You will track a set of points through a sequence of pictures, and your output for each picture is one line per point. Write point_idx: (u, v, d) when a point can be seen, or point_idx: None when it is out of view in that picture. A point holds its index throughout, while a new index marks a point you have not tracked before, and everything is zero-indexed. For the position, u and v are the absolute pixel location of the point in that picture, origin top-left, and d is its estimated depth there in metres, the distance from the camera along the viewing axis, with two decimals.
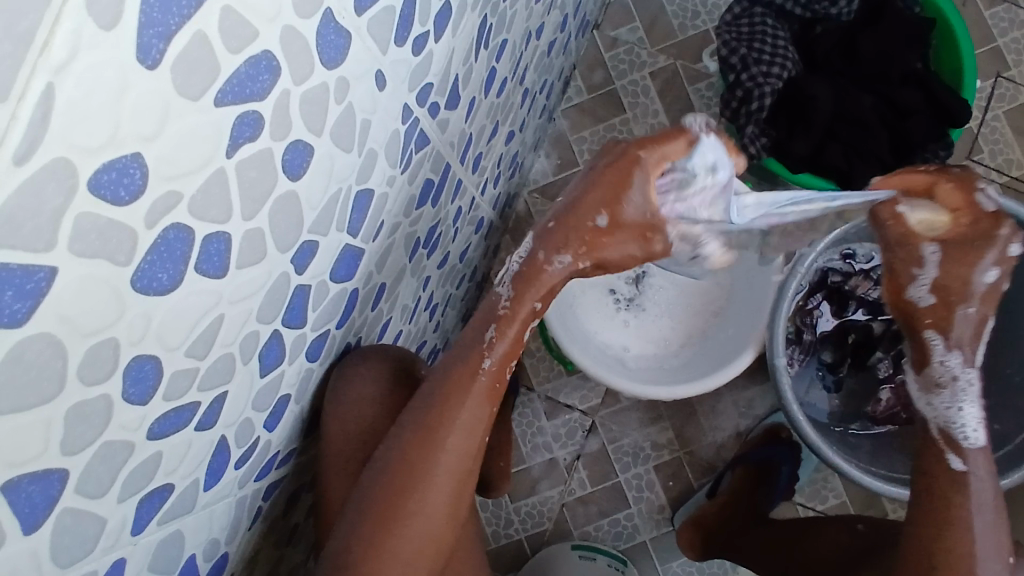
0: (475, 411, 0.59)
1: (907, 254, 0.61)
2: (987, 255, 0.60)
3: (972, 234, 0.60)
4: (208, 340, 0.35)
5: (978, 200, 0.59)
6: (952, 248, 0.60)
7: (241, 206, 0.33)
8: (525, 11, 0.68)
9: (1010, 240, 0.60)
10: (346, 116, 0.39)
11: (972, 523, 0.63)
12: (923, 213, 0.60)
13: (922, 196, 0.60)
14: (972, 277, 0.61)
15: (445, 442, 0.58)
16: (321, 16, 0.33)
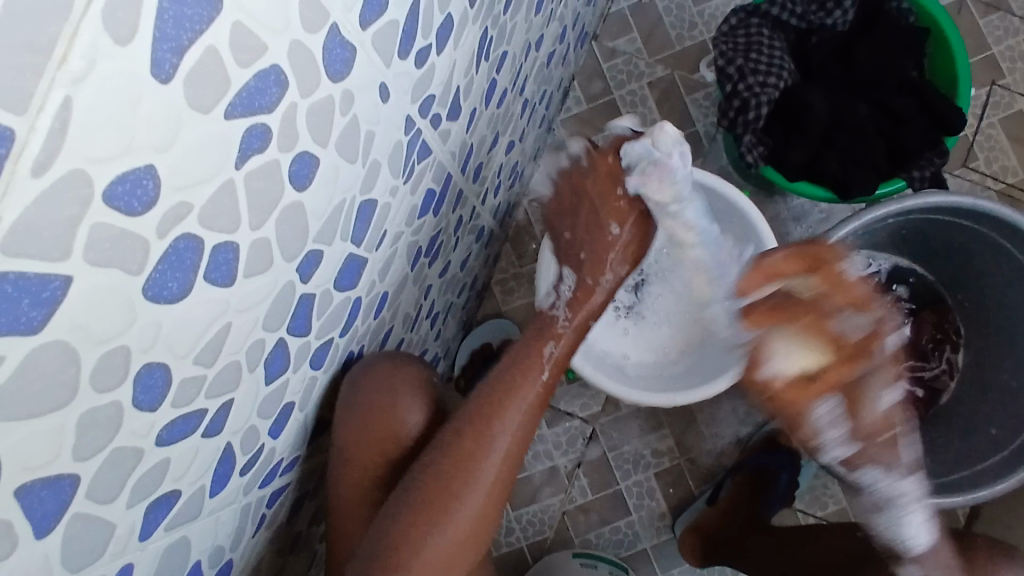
0: (521, 421, 0.66)
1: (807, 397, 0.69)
2: (841, 393, 0.70)
3: (843, 373, 0.69)
4: (215, 348, 0.36)
5: (838, 330, 0.69)
6: (839, 396, 0.70)
7: (248, 216, 0.33)
8: (525, 24, 0.69)
9: (880, 360, 0.71)
10: (351, 127, 0.40)
11: None
12: (796, 358, 0.70)
13: (791, 343, 0.70)
14: (861, 409, 0.70)
15: (495, 442, 0.64)
16: (327, 30, 0.34)
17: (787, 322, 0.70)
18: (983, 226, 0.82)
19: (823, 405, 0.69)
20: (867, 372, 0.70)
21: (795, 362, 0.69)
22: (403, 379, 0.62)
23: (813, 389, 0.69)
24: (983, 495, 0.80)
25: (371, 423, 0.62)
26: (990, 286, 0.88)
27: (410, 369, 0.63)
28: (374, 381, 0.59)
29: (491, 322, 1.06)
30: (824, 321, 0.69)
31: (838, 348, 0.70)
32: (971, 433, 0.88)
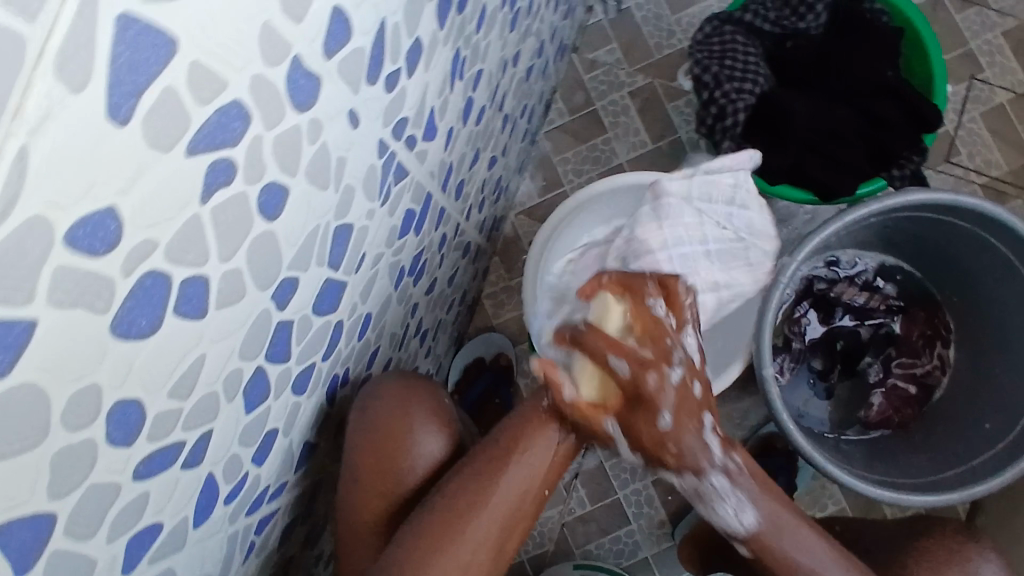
0: (541, 456, 0.61)
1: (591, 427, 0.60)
2: (649, 412, 0.58)
3: (626, 396, 0.58)
4: (190, 380, 0.36)
5: (610, 359, 0.57)
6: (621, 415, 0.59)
7: (217, 248, 0.34)
8: (500, 41, 0.70)
9: (663, 373, 0.57)
10: (321, 155, 0.40)
11: None
12: (578, 386, 0.59)
13: (561, 371, 0.59)
14: (650, 429, 0.58)
15: (505, 476, 0.60)
16: (291, 62, 0.34)
17: (575, 346, 0.59)
18: (965, 220, 0.82)
19: (611, 431, 0.60)
20: (653, 393, 0.57)
21: (585, 388, 0.59)
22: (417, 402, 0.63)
23: (608, 412, 0.59)
24: (979, 490, 0.78)
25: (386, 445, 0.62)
26: (976, 279, 0.88)
27: (428, 395, 0.65)
28: (384, 401, 0.62)
29: (483, 336, 1.06)
30: (603, 355, 0.57)
31: (612, 386, 0.58)
32: (965, 427, 0.87)
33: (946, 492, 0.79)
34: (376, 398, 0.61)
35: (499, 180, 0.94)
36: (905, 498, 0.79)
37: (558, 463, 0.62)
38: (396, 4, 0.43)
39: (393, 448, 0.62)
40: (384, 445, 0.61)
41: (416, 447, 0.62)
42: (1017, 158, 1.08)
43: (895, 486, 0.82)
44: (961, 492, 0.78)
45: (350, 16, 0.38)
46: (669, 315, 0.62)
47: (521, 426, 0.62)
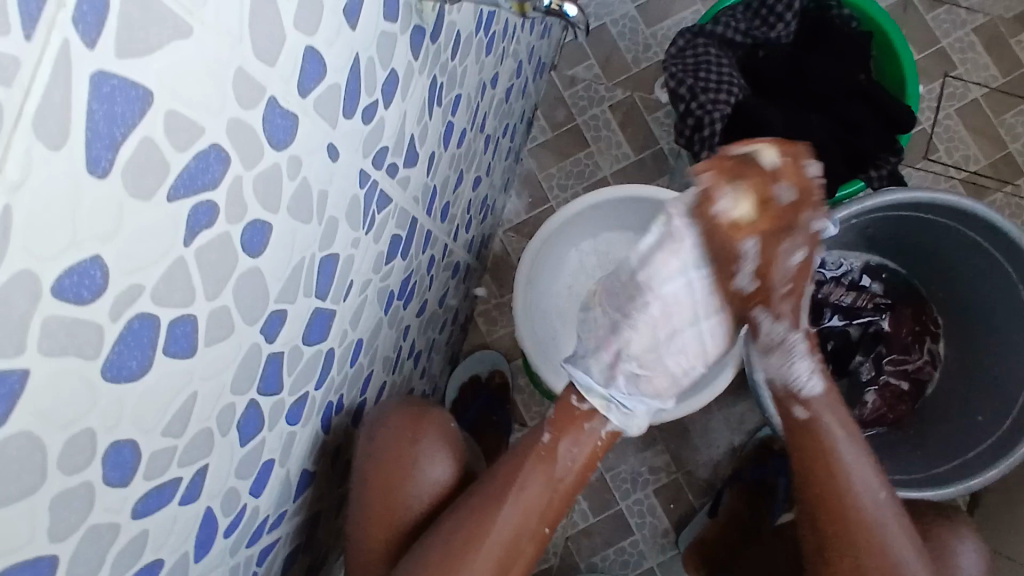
0: (540, 491, 0.66)
1: (725, 248, 0.58)
2: (793, 241, 0.61)
3: (785, 216, 0.58)
4: (184, 418, 0.37)
5: (777, 194, 0.58)
6: (767, 237, 0.59)
7: (203, 288, 0.35)
8: (477, 65, 0.71)
9: (812, 223, 0.61)
10: (302, 190, 0.41)
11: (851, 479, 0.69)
12: (732, 204, 0.57)
13: (728, 186, 0.57)
14: (780, 262, 0.62)
15: (504, 512, 0.64)
16: (266, 103, 0.35)
17: (735, 172, 0.57)
18: (945, 216, 0.84)
19: (744, 252, 0.59)
20: (785, 219, 0.59)
21: (739, 209, 0.57)
22: (424, 430, 0.66)
23: (747, 233, 0.57)
24: (973, 484, 0.79)
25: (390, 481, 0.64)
26: (958, 273, 0.90)
27: (432, 429, 0.67)
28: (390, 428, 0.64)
29: (478, 354, 1.07)
30: (761, 183, 0.57)
31: (771, 211, 0.58)
32: (958, 420, 0.88)
33: (941, 487, 0.80)
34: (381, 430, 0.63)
35: (485, 199, 0.95)
36: (900, 494, 0.80)
37: (557, 497, 0.67)
38: (370, 39, 0.44)
39: (398, 477, 0.64)
40: (388, 479, 0.64)
41: (422, 475, 0.65)
42: (995, 152, 1.10)
43: (890, 484, 0.83)
44: (954, 487, 0.80)
45: (323, 54, 0.39)
46: (794, 188, 0.58)
47: (523, 460, 0.67)
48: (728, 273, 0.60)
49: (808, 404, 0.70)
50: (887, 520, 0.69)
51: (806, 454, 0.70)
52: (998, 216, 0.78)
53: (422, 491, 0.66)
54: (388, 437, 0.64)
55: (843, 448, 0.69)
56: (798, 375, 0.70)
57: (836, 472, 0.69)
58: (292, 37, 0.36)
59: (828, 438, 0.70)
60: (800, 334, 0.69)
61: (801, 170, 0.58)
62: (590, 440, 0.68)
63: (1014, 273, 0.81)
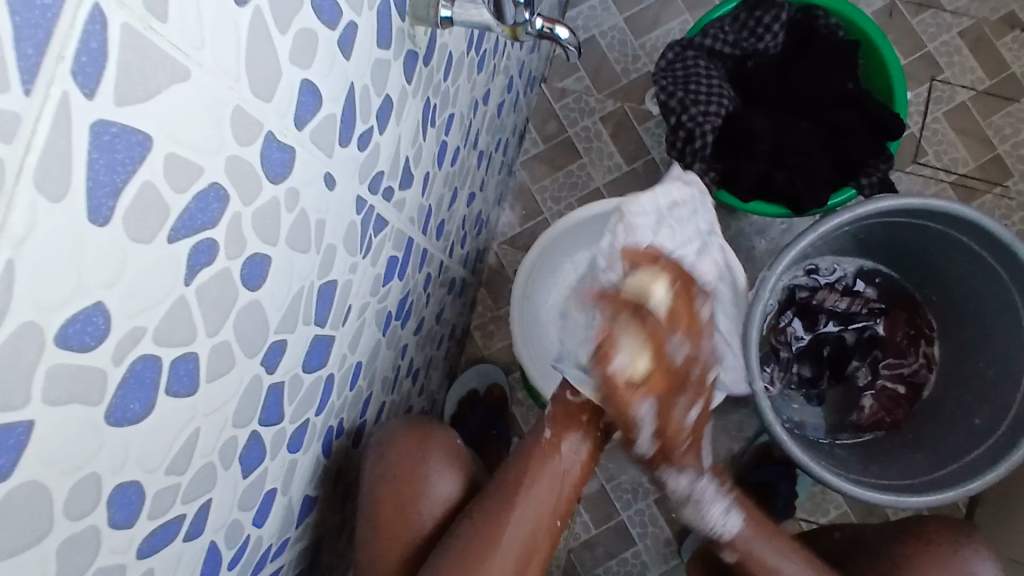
0: (548, 494, 0.66)
1: (623, 410, 0.66)
2: (683, 405, 0.68)
3: (677, 384, 0.66)
4: (187, 454, 0.37)
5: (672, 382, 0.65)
6: (660, 402, 0.66)
7: (204, 324, 0.35)
8: (469, 83, 0.71)
9: (694, 401, 0.68)
10: (300, 221, 0.41)
11: None
12: (627, 360, 0.64)
13: (618, 346, 0.64)
14: (675, 421, 0.68)
15: (517, 512, 0.65)
16: (264, 138, 0.35)
17: (636, 317, 0.64)
18: (937, 222, 0.84)
19: (642, 412, 0.66)
20: (682, 388, 0.67)
21: (635, 365, 0.64)
22: (430, 443, 0.66)
23: (640, 393, 0.65)
24: (974, 487, 0.79)
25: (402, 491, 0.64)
26: (950, 277, 0.91)
27: (438, 435, 0.67)
28: (395, 444, 0.64)
29: (476, 367, 1.07)
30: (660, 341, 0.64)
31: (666, 372, 0.65)
32: (956, 423, 0.89)
33: (943, 491, 0.80)
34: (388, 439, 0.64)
35: (479, 214, 0.96)
36: (905, 500, 0.79)
37: (565, 498, 0.68)
38: (364, 68, 0.44)
39: (406, 493, 0.64)
40: (400, 491, 0.64)
41: (431, 490, 0.65)
42: (983, 155, 1.11)
43: (892, 489, 0.83)
44: (958, 491, 0.79)
45: (318, 85, 0.39)
46: (688, 345, 0.65)
47: (528, 462, 0.67)
48: (631, 430, 0.68)
49: (734, 544, 0.73)
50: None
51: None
52: (987, 219, 0.79)
53: (431, 505, 0.65)
54: (394, 454, 0.63)
55: (781, 574, 0.72)
56: (715, 510, 0.73)
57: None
58: (287, 72, 0.36)
59: (765, 568, 0.73)
60: (706, 482, 0.73)
61: (692, 327, 0.65)
62: (590, 438, 0.69)
63: (1007, 277, 0.82)
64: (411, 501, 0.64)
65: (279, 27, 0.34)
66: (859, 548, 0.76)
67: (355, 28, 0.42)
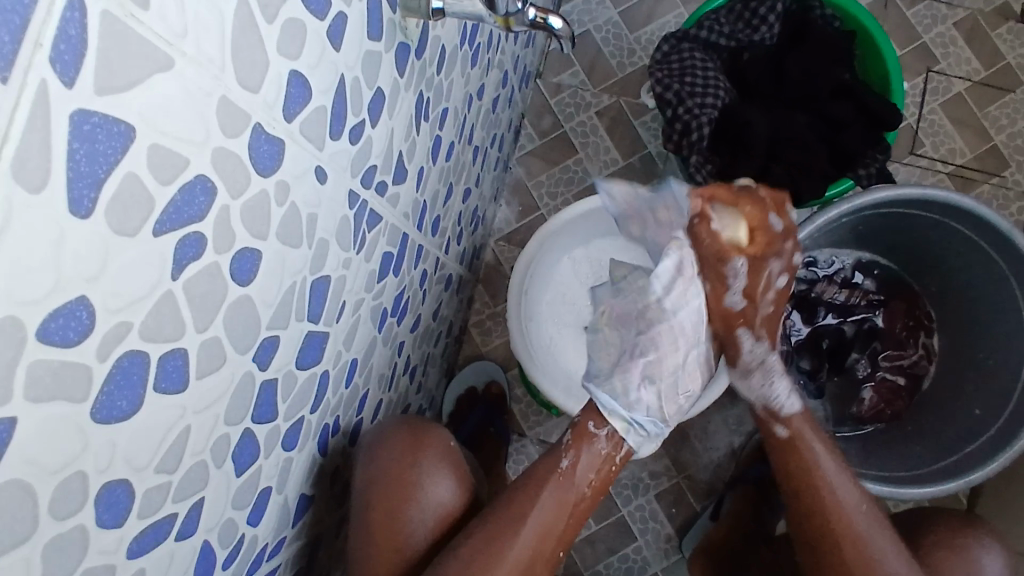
0: (552, 511, 0.65)
1: (717, 270, 0.65)
2: (776, 267, 0.67)
3: (771, 242, 0.66)
4: (177, 452, 0.36)
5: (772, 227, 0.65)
6: (755, 258, 0.65)
7: (192, 320, 0.34)
8: (463, 78, 0.71)
9: (792, 255, 0.68)
10: (291, 215, 0.41)
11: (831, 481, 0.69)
12: (729, 221, 0.64)
13: (723, 206, 0.64)
14: (767, 286, 0.67)
15: (517, 535, 0.63)
16: (251, 130, 0.35)
17: (730, 196, 0.65)
18: (934, 212, 0.84)
19: (735, 271, 0.65)
20: (777, 249, 0.66)
21: (734, 228, 0.64)
22: (429, 453, 0.65)
23: (739, 252, 0.64)
24: (974, 479, 0.79)
25: (394, 503, 0.63)
26: (948, 268, 0.90)
27: (441, 452, 0.66)
28: (392, 451, 0.63)
29: (474, 365, 1.06)
30: (756, 211, 0.65)
31: (761, 233, 0.65)
32: (956, 415, 0.88)
33: (943, 481, 0.80)
34: (383, 449, 0.63)
35: (475, 210, 0.95)
36: (903, 491, 0.79)
37: (571, 518, 0.66)
38: (354, 59, 0.44)
39: (403, 501, 0.63)
40: (394, 501, 0.63)
41: (429, 499, 0.64)
42: (980, 145, 1.10)
43: (893, 481, 0.83)
44: (957, 481, 0.79)
45: (307, 77, 0.39)
46: (780, 218, 0.66)
47: (535, 486, 0.65)
48: (716, 293, 0.66)
49: (790, 421, 0.71)
50: (866, 525, 0.67)
51: (786, 462, 0.70)
52: (984, 208, 0.79)
53: (428, 514, 0.64)
54: (391, 461, 0.63)
55: (825, 460, 0.69)
56: (773, 394, 0.72)
57: (817, 481, 0.69)
58: (275, 62, 0.35)
59: (808, 453, 0.70)
60: (776, 358, 0.71)
61: (783, 207, 0.67)
62: (604, 460, 0.66)
63: (1005, 267, 0.82)
64: (408, 510, 0.63)
65: (266, 17, 0.34)
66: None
67: (344, 19, 0.41)
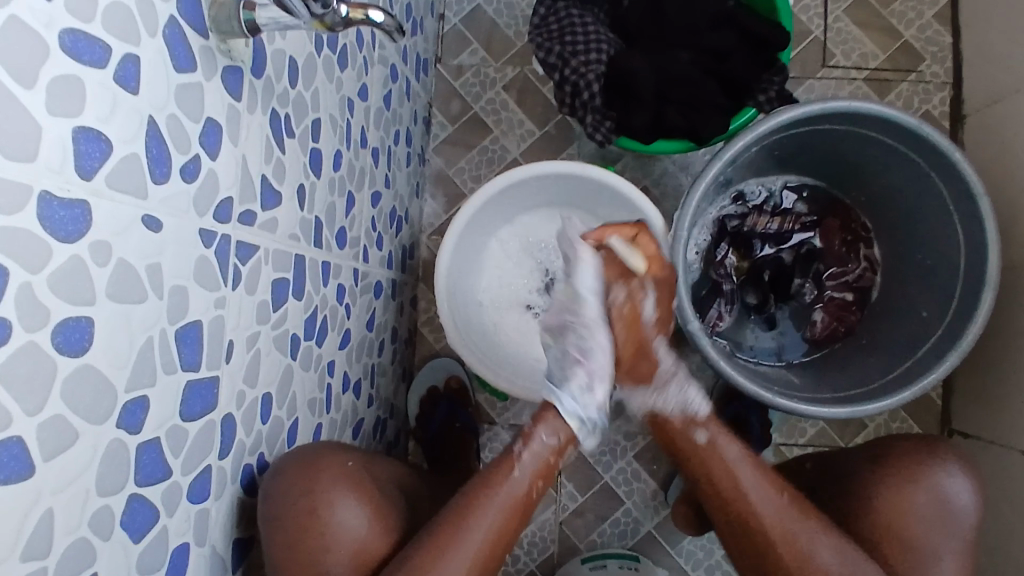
0: (497, 514, 0.65)
1: (632, 287, 0.69)
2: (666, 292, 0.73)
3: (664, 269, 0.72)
4: (46, 535, 0.36)
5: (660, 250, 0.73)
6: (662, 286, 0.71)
7: (21, 405, 0.33)
8: (332, 84, 0.68)
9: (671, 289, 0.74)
10: (123, 271, 0.39)
11: (742, 484, 0.70)
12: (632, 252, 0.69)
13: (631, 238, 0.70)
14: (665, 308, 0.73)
15: (465, 531, 0.64)
16: (38, 200, 0.33)
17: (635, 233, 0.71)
18: (843, 123, 0.83)
19: (645, 295, 0.69)
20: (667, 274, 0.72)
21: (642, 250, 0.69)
22: (326, 476, 0.63)
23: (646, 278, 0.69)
24: (929, 381, 0.77)
25: (306, 527, 0.60)
26: (871, 173, 0.89)
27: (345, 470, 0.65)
28: (289, 488, 0.59)
29: (431, 363, 1.05)
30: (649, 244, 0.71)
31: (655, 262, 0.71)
32: (905, 318, 0.88)
33: (901, 390, 0.78)
34: (288, 464, 0.60)
35: (394, 211, 0.94)
36: (858, 410, 0.78)
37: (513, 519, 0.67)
38: (163, 98, 0.42)
39: (317, 532, 0.61)
40: (306, 523, 0.60)
41: (339, 530, 0.62)
42: (892, 44, 1.08)
43: (847, 400, 0.82)
44: (913, 388, 0.78)
45: (102, 129, 0.37)
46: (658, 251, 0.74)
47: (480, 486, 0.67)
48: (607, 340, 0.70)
49: (704, 429, 0.73)
50: (790, 518, 0.68)
51: (708, 482, 0.72)
52: (872, 105, 0.77)
53: (341, 547, 0.62)
54: (291, 499, 0.59)
55: (738, 469, 0.71)
56: (688, 396, 0.74)
57: (736, 496, 0.70)
58: (50, 124, 0.33)
59: (727, 459, 0.71)
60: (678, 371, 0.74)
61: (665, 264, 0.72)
62: (545, 460, 0.69)
63: (924, 162, 0.81)
64: (319, 542, 0.61)
65: (22, 83, 0.32)
66: (828, 473, 0.76)
67: (135, 60, 0.39)
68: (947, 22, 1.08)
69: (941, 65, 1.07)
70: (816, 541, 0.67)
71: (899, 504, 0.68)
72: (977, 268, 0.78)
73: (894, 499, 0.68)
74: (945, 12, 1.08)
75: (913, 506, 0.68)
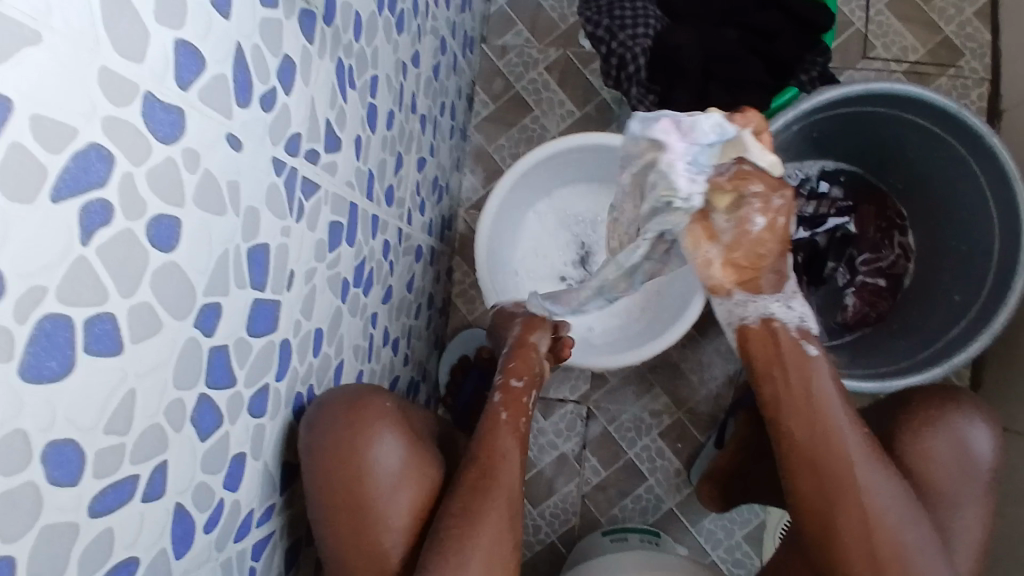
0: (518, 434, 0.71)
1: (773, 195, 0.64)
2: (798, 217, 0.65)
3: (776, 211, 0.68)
4: (126, 415, 0.38)
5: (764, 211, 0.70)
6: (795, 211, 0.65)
7: (115, 286, 0.36)
8: (390, 45, 0.71)
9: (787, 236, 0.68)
10: (208, 182, 0.42)
11: (827, 407, 0.68)
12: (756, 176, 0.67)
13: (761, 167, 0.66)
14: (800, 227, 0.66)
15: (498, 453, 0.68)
16: (142, 99, 0.36)
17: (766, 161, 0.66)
18: (882, 105, 0.84)
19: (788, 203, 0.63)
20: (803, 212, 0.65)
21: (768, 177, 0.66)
22: (367, 417, 0.64)
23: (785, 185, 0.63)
24: (960, 360, 0.79)
25: (350, 466, 0.61)
26: (904, 160, 0.91)
27: (382, 414, 0.65)
28: (337, 422, 0.60)
29: (463, 334, 1.08)
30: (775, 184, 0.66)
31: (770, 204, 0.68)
32: (936, 303, 0.89)
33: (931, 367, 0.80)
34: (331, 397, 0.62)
35: (436, 179, 0.97)
36: (887, 384, 0.80)
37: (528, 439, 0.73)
38: (248, 27, 0.45)
39: (357, 472, 0.62)
40: (344, 461, 0.61)
41: (382, 465, 0.63)
42: (932, 39, 1.09)
43: (878, 376, 0.83)
44: (943, 366, 0.79)
45: (197, 46, 0.40)
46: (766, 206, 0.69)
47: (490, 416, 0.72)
48: (705, 221, 0.64)
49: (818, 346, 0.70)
50: (857, 449, 0.68)
51: (797, 403, 0.69)
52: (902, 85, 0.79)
53: (388, 484, 0.63)
54: (335, 434, 0.60)
55: (830, 387, 0.69)
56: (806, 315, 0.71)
57: (821, 413, 0.68)
58: (156, 31, 0.36)
59: (824, 379, 0.69)
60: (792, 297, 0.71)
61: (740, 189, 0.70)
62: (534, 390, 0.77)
63: (957, 145, 0.83)
64: (362, 479, 0.62)
65: None
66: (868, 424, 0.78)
67: None
68: (987, 19, 1.09)
69: (980, 62, 1.08)
70: (876, 470, 0.67)
71: (925, 449, 0.70)
72: (1012, 253, 0.79)
73: (922, 446, 0.71)
74: (986, 9, 1.09)
75: (945, 462, 0.70)
